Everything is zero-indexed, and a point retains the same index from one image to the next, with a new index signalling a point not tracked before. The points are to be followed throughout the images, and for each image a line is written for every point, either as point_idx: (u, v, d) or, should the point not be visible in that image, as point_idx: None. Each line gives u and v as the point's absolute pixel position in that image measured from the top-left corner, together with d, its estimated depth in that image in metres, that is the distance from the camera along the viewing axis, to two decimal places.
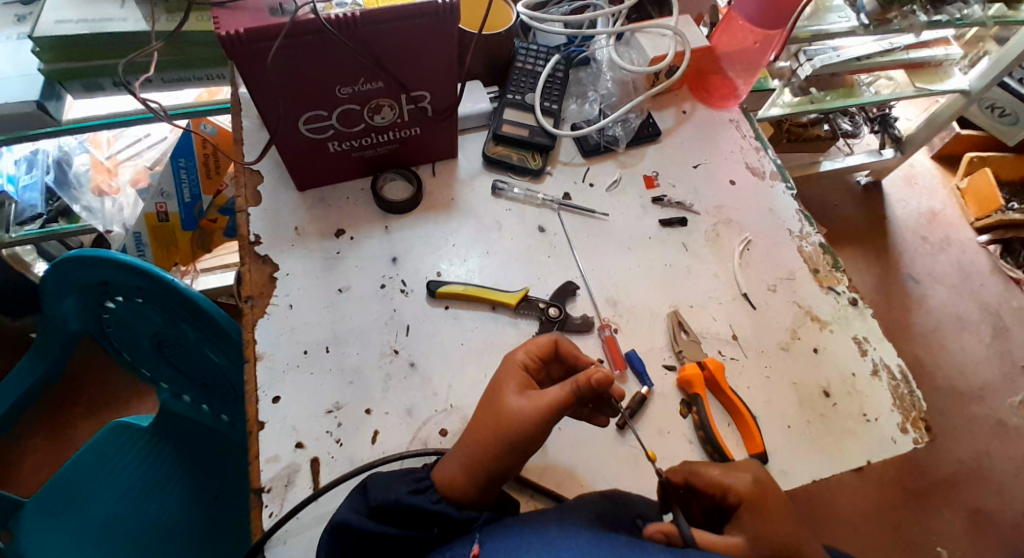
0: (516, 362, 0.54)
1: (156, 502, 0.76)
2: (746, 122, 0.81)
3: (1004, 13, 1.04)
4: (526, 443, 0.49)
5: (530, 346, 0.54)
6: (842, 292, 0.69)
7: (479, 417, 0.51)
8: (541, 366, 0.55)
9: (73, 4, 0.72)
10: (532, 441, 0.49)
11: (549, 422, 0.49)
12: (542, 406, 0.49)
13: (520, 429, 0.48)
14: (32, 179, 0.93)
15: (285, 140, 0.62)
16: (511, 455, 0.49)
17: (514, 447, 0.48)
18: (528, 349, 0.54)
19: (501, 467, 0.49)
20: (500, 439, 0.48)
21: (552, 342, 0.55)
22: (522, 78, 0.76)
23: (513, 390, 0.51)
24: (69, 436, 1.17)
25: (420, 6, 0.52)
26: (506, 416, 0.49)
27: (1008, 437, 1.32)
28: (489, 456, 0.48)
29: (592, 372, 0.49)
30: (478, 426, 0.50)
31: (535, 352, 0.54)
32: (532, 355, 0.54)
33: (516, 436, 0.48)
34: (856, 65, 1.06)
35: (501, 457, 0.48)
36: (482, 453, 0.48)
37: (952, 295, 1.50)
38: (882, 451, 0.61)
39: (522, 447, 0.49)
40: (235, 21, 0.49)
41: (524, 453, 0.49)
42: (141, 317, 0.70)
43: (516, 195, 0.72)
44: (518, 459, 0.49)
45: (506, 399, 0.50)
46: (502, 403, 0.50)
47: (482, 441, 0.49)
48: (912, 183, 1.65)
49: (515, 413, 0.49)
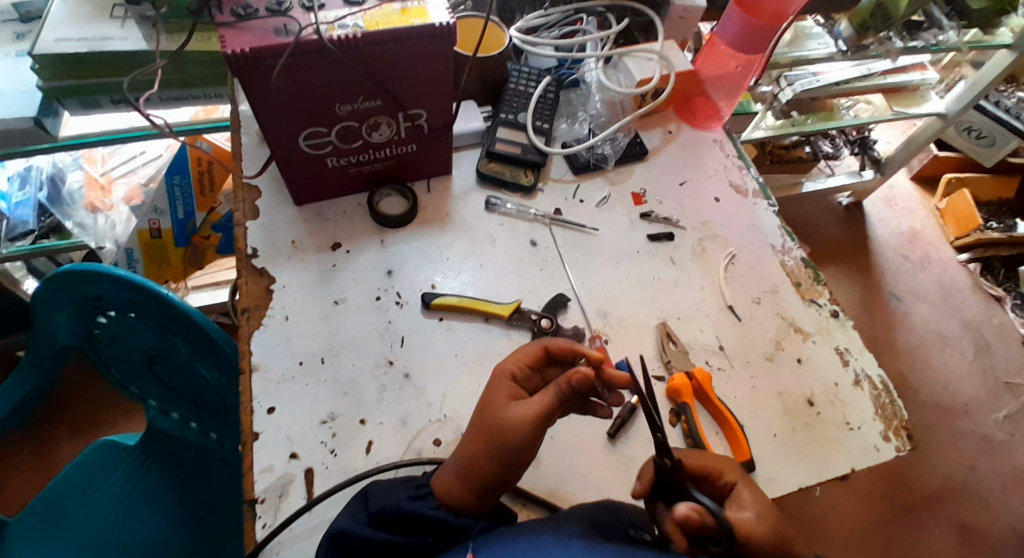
0: (506, 372, 0.54)
1: (141, 521, 0.76)
2: (729, 142, 0.84)
3: (980, 38, 1.08)
4: (518, 451, 0.49)
5: (518, 356, 0.55)
6: (824, 304, 0.72)
7: (473, 428, 0.52)
8: (532, 374, 0.55)
9: (74, 22, 0.74)
10: (525, 447, 0.49)
11: (540, 426, 0.50)
12: (531, 411, 0.50)
13: (513, 435, 0.49)
14: (25, 196, 0.96)
15: (285, 156, 0.63)
16: (504, 465, 0.50)
17: (506, 455, 0.49)
18: (516, 359, 0.55)
19: (498, 475, 0.49)
20: (494, 447, 0.50)
21: (542, 350, 0.55)
22: (515, 98, 0.79)
23: (505, 399, 0.52)
24: (53, 454, 1.16)
25: (419, 29, 0.54)
26: (498, 424, 0.50)
27: (994, 452, 1.35)
28: (485, 464, 0.49)
29: (573, 372, 0.49)
30: (473, 438, 0.51)
31: (524, 362, 0.55)
32: (521, 364, 0.55)
33: (508, 443, 0.49)
34: (835, 90, 1.11)
35: (498, 465, 0.49)
36: (476, 462, 0.50)
37: (934, 312, 1.54)
38: (866, 458, 0.63)
39: (516, 454, 0.49)
40: (240, 40, 0.51)
41: (520, 459, 0.50)
42: (132, 333, 0.71)
43: (509, 210, 0.74)
44: (514, 467, 0.50)
45: (498, 408, 0.51)
46: (494, 413, 0.51)
47: (477, 450, 0.50)
48: (893, 204, 1.70)
49: (504, 422, 0.50)
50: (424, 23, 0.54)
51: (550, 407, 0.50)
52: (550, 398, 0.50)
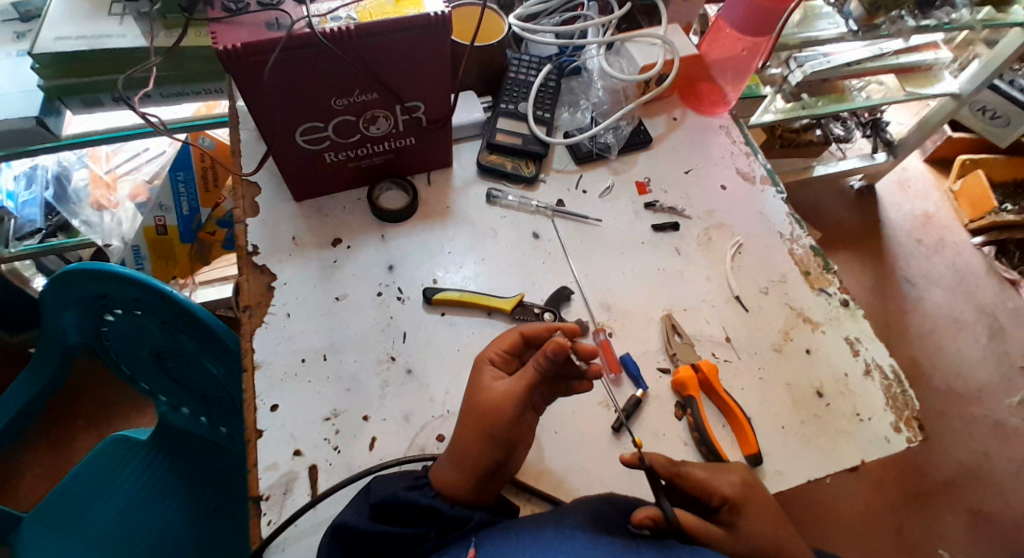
0: (485, 361, 0.54)
1: (154, 517, 0.76)
2: (736, 128, 0.82)
3: (993, 16, 1.04)
4: (506, 432, 0.49)
5: (498, 343, 0.55)
6: (834, 293, 0.70)
7: (463, 417, 0.52)
8: (512, 359, 0.55)
9: (72, 20, 0.73)
10: (509, 424, 0.49)
11: (522, 403, 0.50)
12: (513, 389, 0.50)
13: (499, 415, 0.50)
14: (32, 195, 0.94)
15: (281, 151, 0.63)
16: (495, 449, 0.49)
17: (495, 440, 0.49)
18: (496, 345, 0.55)
19: (491, 458, 0.49)
20: (481, 430, 0.49)
21: (519, 336, 0.54)
22: (515, 88, 0.78)
23: (490, 384, 0.52)
24: (69, 450, 1.17)
25: (413, 20, 0.53)
26: (484, 409, 0.50)
27: (1008, 438, 1.33)
28: (475, 448, 0.49)
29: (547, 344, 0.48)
30: (463, 427, 0.51)
31: (502, 347, 0.55)
32: (499, 350, 0.55)
33: (494, 423, 0.49)
34: (847, 70, 1.09)
35: (489, 447, 0.49)
36: (467, 449, 0.49)
37: (947, 297, 1.51)
38: (876, 450, 0.62)
39: (503, 433, 0.49)
40: (232, 36, 0.50)
41: (510, 438, 0.50)
42: (140, 330, 0.71)
43: (510, 202, 0.73)
44: (505, 449, 0.50)
45: (481, 393, 0.52)
46: (480, 399, 0.51)
47: (466, 438, 0.50)
48: (905, 187, 1.66)
49: (493, 407, 0.50)
50: (418, 14, 0.53)
51: (529, 384, 0.50)
52: (531, 376, 0.50)
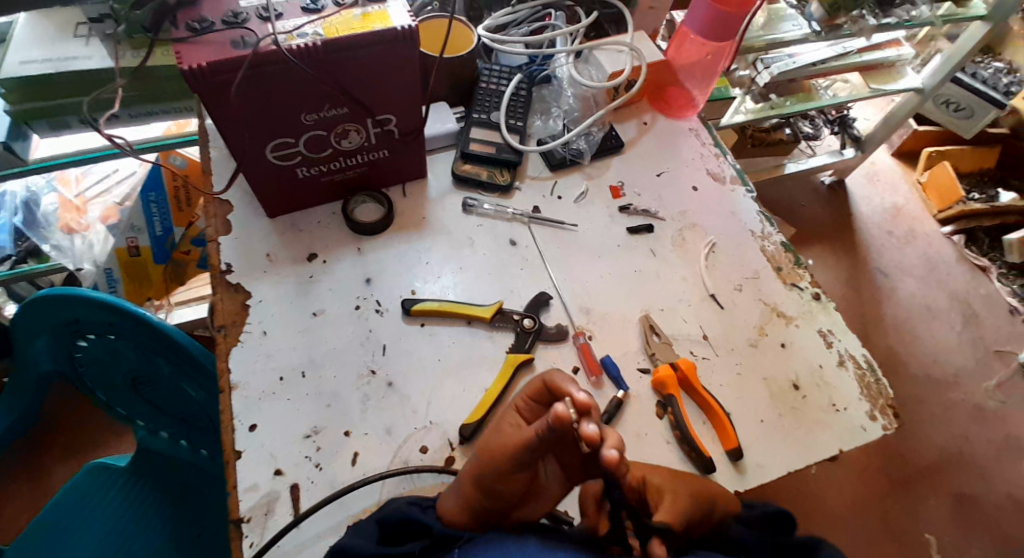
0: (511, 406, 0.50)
1: (137, 547, 0.74)
2: (705, 130, 0.84)
3: (954, 11, 1.08)
4: (493, 486, 0.47)
5: (525, 388, 0.49)
6: (805, 287, 0.72)
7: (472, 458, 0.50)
8: (539, 408, 0.49)
9: (36, 43, 0.72)
10: (503, 480, 0.46)
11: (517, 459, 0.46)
12: (509, 446, 0.46)
13: (490, 463, 0.46)
14: (0, 221, 0.91)
15: (253, 169, 0.62)
16: (482, 497, 0.47)
17: (482, 488, 0.47)
18: (523, 391, 0.49)
19: (479, 503, 0.48)
20: (473, 476, 0.48)
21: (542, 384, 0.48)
22: (487, 97, 0.79)
23: (499, 433, 0.48)
24: (46, 481, 1.14)
25: (380, 34, 0.54)
26: (481, 455, 0.48)
27: (987, 422, 1.36)
28: (466, 489, 0.48)
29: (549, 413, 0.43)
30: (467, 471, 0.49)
31: (529, 394, 0.49)
32: (526, 397, 0.49)
33: (483, 473, 0.47)
34: (811, 70, 1.11)
35: (477, 493, 0.48)
36: (463, 491, 0.49)
37: (921, 286, 1.55)
38: (853, 439, 0.63)
39: (489, 486, 0.47)
40: (197, 55, 0.50)
41: (500, 490, 0.47)
42: (113, 355, 0.70)
43: (486, 210, 0.74)
44: (496, 500, 0.47)
45: (491, 436, 0.49)
46: (484, 443, 0.48)
47: (464, 479, 0.49)
48: (874, 180, 1.71)
49: (487, 459, 0.47)
50: (385, 29, 0.54)
51: (528, 444, 0.46)
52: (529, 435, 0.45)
